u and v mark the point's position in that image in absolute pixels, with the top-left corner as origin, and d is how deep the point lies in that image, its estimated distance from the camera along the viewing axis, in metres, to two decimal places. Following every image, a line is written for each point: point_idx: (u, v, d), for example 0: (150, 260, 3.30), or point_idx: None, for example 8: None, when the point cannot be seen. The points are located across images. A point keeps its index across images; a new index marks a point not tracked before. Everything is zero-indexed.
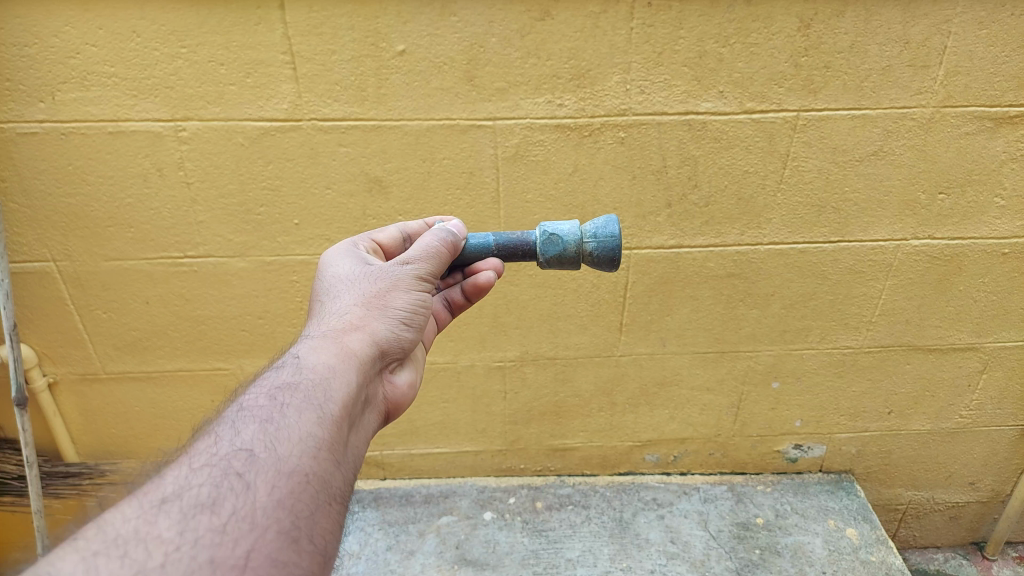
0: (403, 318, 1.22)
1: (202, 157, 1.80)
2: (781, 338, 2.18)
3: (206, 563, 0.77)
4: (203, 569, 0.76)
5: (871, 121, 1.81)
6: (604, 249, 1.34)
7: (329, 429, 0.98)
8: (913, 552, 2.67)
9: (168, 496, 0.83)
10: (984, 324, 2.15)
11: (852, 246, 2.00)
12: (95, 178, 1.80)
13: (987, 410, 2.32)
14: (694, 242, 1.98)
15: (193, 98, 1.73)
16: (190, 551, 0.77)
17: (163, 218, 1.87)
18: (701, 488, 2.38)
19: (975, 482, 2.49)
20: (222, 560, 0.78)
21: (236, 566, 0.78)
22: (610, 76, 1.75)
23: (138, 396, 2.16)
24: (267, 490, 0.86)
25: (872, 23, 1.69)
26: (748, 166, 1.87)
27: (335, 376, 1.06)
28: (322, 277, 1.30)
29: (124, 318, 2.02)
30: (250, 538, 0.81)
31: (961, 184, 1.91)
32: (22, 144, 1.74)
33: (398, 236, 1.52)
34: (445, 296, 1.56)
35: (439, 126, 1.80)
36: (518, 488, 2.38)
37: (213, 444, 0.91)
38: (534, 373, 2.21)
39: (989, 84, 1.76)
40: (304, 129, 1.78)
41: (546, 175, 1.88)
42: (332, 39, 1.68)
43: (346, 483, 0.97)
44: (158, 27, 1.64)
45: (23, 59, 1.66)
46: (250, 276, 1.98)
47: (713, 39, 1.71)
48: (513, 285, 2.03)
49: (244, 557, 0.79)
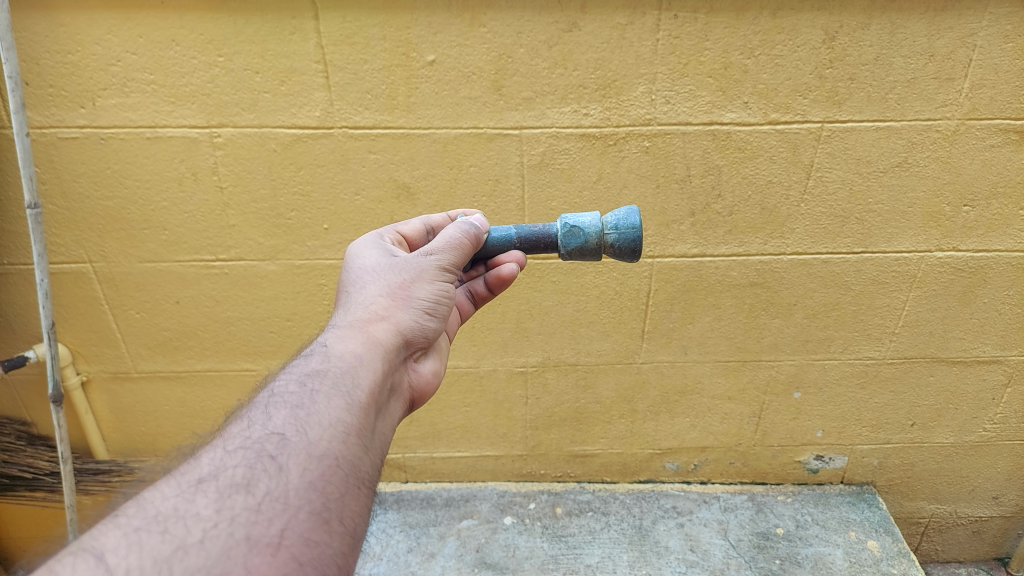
0: (426, 308, 1.24)
1: (235, 162, 1.84)
2: (802, 348, 2.18)
3: (243, 540, 0.79)
4: (239, 546, 0.79)
5: (895, 132, 1.82)
6: (626, 240, 1.36)
7: (356, 415, 1.00)
8: (934, 566, 2.65)
9: (205, 477, 0.86)
10: (1009, 336, 2.13)
11: (876, 256, 2.00)
12: (133, 182, 1.85)
13: (1011, 423, 2.30)
14: (717, 250, 1.99)
15: (228, 105, 1.77)
16: (228, 528, 0.80)
17: (197, 221, 1.91)
18: (721, 497, 2.39)
19: (999, 497, 2.46)
20: (258, 537, 0.80)
21: (271, 543, 0.80)
22: (636, 86, 1.78)
23: (168, 395, 2.21)
24: (298, 472, 0.88)
25: (896, 36, 1.70)
26: (772, 176, 1.88)
27: (362, 364, 1.08)
28: (349, 268, 1.33)
29: (156, 318, 2.06)
30: (284, 517, 0.83)
31: (986, 198, 1.90)
32: (62, 148, 1.80)
33: (421, 229, 1.55)
34: (468, 289, 1.58)
35: (467, 134, 1.83)
36: (538, 494, 2.40)
37: (246, 428, 0.94)
38: (556, 379, 2.23)
39: (1014, 97, 1.77)
40: (335, 137, 1.82)
41: (571, 183, 1.90)
42: (364, 49, 1.72)
43: (374, 468, 0.99)
44: (197, 36, 1.69)
45: (66, 67, 1.71)
46: (279, 279, 2.02)
47: (738, 50, 1.73)
48: (537, 291, 2.05)
49: (278, 535, 0.81)
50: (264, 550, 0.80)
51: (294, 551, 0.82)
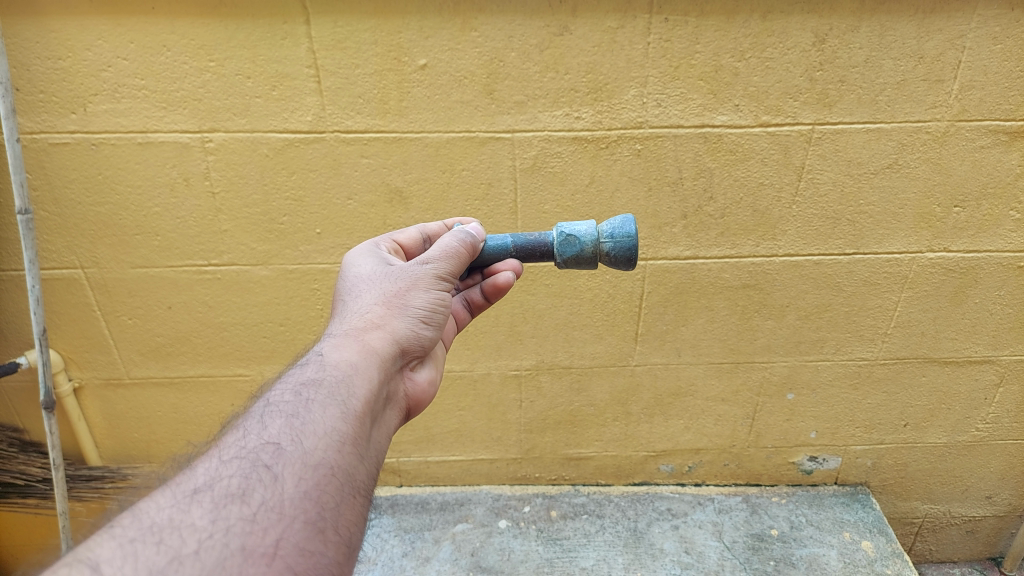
0: (422, 316, 1.24)
1: (227, 167, 1.84)
2: (795, 349, 2.18)
3: (238, 551, 0.79)
4: (234, 556, 0.78)
5: (885, 134, 1.83)
6: (622, 249, 1.36)
7: (351, 424, 1.00)
8: (928, 566, 2.66)
9: (200, 487, 0.86)
10: (1000, 336, 2.14)
11: (867, 258, 2.01)
12: (125, 188, 1.85)
13: (1003, 423, 2.31)
14: (709, 253, 2.00)
15: (219, 110, 1.77)
16: (223, 538, 0.80)
17: (189, 226, 1.91)
18: (716, 499, 2.39)
19: (992, 496, 2.47)
20: (253, 547, 0.80)
21: (267, 553, 0.80)
22: (627, 89, 1.78)
23: (161, 401, 2.20)
24: (293, 482, 0.88)
25: (886, 38, 1.71)
26: (763, 178, 1.89)
27: (358, 373, 1.08)
28: (345, 276, 1.33)
29: (149, 324, 2.06)
30: (279, 527, 0.83)
31: (976, 199, 1.92)
32: (53, 154, 1.79)
33: (418, 237, 1.55)
34: (464, 297, 1.58)
35: (459, 138, 1.83)
36: (533, 497, 2.40)
37: (242, 438, 0.94)
38: (550, 382, 2.23)
39: (1003, 99, 1.78)
40: (327, 141, 1.82)
41: (563, 187, 1.91)
42: (356, 53, 1.72)
43: (370, 477, 0.99)
44: (188, 41, 1.69)
45: (57, 73, 1.71)
46: (273, 284, 2.01)
47: (729, 54, 1.74)
48: (531, 294, 2.05)
49: (273, 545, 0.81)
50: (259, 560, 0.79)
51: (289, 560, 0.81)
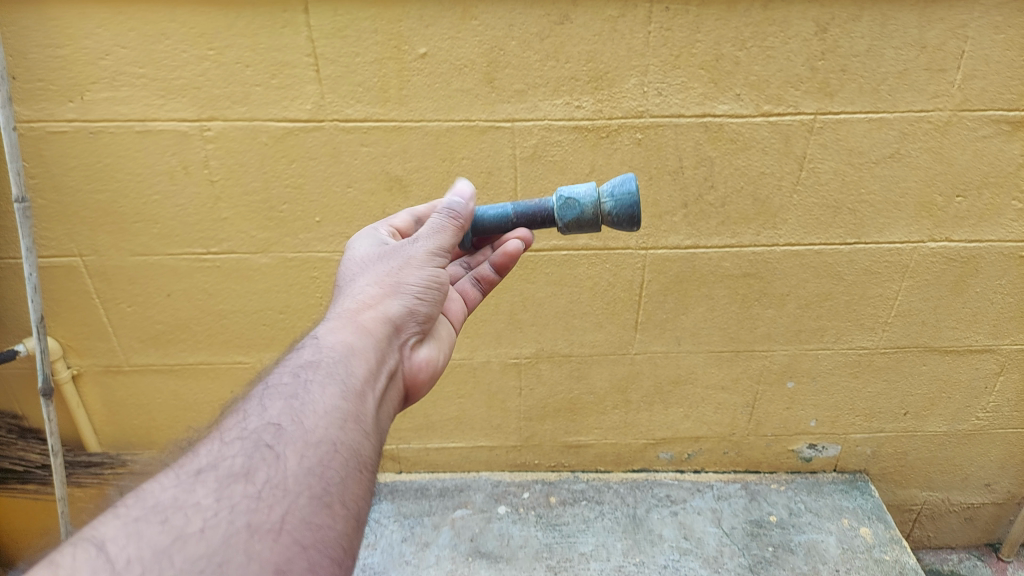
0: (418, 296, 1.24)
1: (227, 156, 1.84)
2: (795, 338, 2.18)
3: (244, 528, 0.80)
4: (240, 533, 0.79)
5: (886, 123, 1.82)
6: (623, 207, 1.35)
7: (352, 402, 1.00)
8: (926, 552, 2.66)
9: (203, 468, 0.86)
10: (1001, 325, 2.14)
11: (868, 246, 2.01)
12: (125, 176, 1.85)
13: (1003, 412, 2.31)
14: (710, 242, 2.00)
15: (219, 98, 1.78)
16: (228, 516, 0.80)
17: (189, 214, 1.92)
18: (714, 486, 2.39)
19: (992, 484, 2.47)
20: (259, 524, 0.81)
21: (273, 529, 0.81)
22: (628, 78, 1.78)
23: (161, 388, 2.21)
24: (296, 460, 0.89)
25: (888, 27, 1.70)
26: (764, 166, 1.89)
27: (356, 355, 1.08)
28: (341, 263, 1.33)
29: (149, 311, 2.07)
30: (285, 503, 0.84)
31: (977, 187, 1.91)
32: (53, 142, 1.80)
33: (411, 220, 1.54)
34: (474, 274, 1.56)
35: (459, 128, 1.83)
36: (533, 484, 2.41)
37: (243, 420, 0.94)
38: (550, 370, 2.23)
39: (1006, 88, 1.77)
40: (326, 130, 1.82)
41: (563, 175, 1.91)
42: (356, 41, 1.72)
43: (375, 452, 1.00)
44: (187, 29, 1.69)
45: (56, 61, 1.71)
46: (273, 272, 2.02)
47: (730, 43, 1.73)
48: (530, 282, 2.06)
49: (280, 521, 0.82)
50: (265, 536, 0.80)
51: (296, 534, 0.82)
